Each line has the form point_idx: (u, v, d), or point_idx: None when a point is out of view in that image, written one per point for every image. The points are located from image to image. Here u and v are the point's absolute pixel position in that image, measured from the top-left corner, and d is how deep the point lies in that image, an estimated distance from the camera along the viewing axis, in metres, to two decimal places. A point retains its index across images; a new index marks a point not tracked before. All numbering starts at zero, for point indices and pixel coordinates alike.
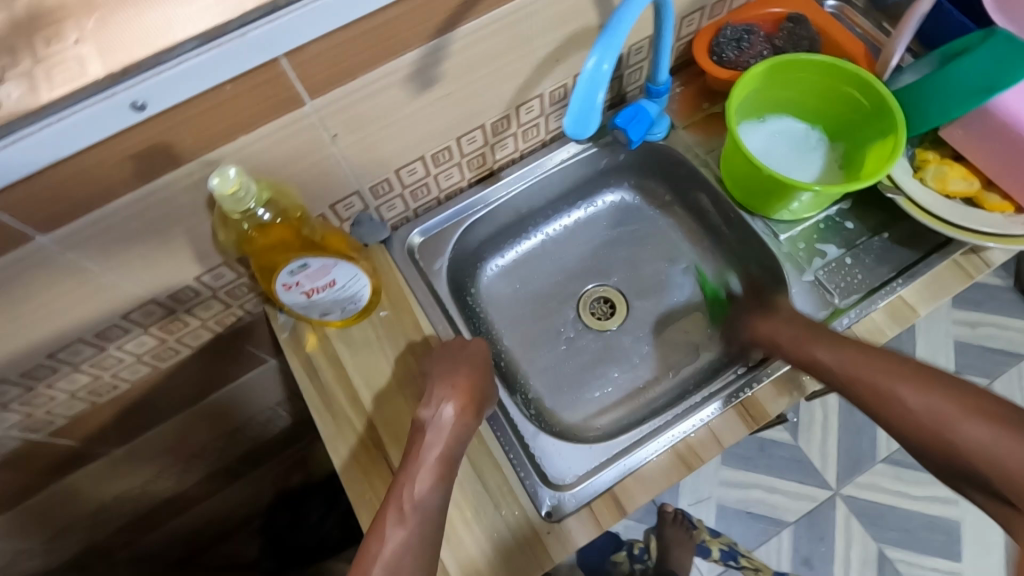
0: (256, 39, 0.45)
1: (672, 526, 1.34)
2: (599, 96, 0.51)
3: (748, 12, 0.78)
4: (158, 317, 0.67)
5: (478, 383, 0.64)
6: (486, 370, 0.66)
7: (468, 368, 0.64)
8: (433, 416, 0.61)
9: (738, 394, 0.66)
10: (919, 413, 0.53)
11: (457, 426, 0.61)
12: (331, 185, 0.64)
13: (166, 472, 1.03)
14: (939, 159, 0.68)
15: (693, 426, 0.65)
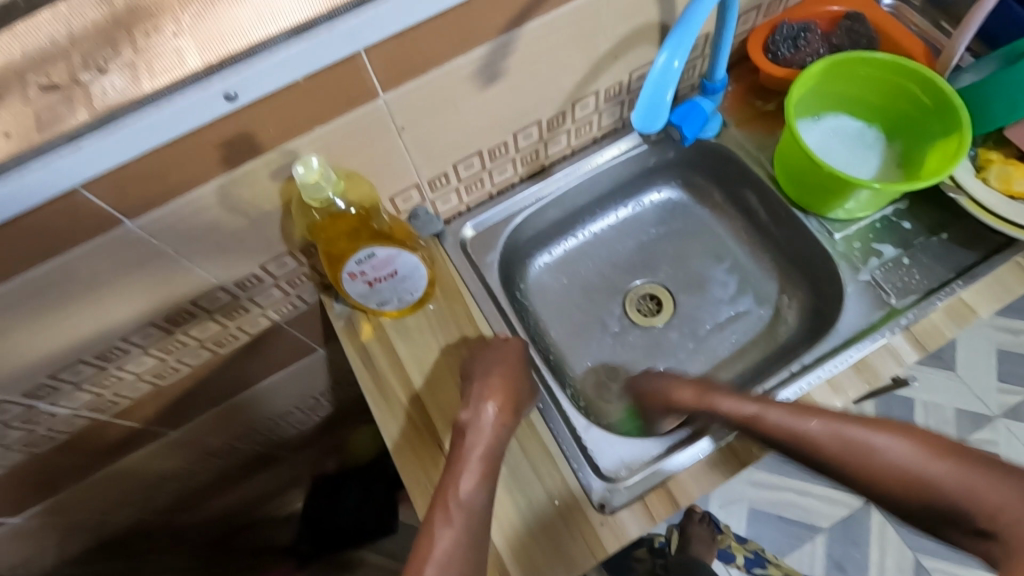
0: (341, 32, 0.46)
1: (698, 524, 1.33)
2: (667, 96, 0.54)
3: (805, 9, 0.78)
4: (222, 304, 0.69)
5: (513, 380, 0.64)
6: (519, 369, 0.66)
7: (509, 367, 0.65)
8: (473, 416, 0.62)
9: (795, 391, 0.65)
10: (895, 471, 0.55)
11: (496, 429, 0.61)
12: (392, 178, 0.66)
13: (212, 456, 1.06)
14: (1003, 159, 0.67)
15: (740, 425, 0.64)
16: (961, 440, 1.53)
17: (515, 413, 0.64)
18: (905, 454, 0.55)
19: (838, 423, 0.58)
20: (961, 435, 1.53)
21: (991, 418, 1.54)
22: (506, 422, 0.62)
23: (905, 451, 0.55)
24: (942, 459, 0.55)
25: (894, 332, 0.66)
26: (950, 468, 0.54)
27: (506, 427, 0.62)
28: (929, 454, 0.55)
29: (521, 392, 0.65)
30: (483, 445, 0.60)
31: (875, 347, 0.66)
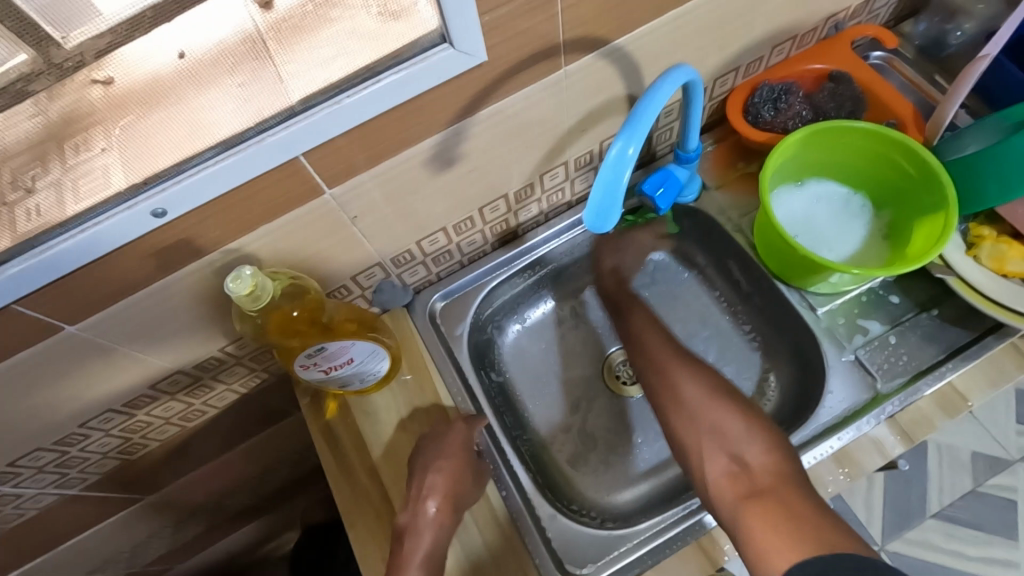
0: (273, 142, 0.45)
1: None
2: (621, 180, 0.49)
3: (785, 69, 0.75)
4: (184, 385, 0.68)
5: (461, 476, 0.63)
6: (470, 464, 0.64)
7: (455, 462, 0.63)
8: (412, 518, 0.61)
9: (821, 452, 0.62)
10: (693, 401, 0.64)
11: (437, 528, 0.60)
12: (353, 261, 0.64)
13: (196, 513, 1.05)
14: (996, 236, 0.63)
15: (822, 452, 0.62)
16: (978, 486, 1.45)
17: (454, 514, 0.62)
18: (709, 391, 0.64)
19: (681, 361, 0.68)
20: (977, 480, 1.46)
21: (1011, 462, 1.46)
22: (449, 520, 0.61)
23: (702, 388, 0.65)
24: (731, 408, 0.62)
25: (877, 422, 0.62)
26: (734, 417, 0.61)
27: (448, 528, 0.61)
28: (722, 399, 0.63)
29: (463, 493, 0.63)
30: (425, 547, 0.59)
31: (857, 437, 0.62)
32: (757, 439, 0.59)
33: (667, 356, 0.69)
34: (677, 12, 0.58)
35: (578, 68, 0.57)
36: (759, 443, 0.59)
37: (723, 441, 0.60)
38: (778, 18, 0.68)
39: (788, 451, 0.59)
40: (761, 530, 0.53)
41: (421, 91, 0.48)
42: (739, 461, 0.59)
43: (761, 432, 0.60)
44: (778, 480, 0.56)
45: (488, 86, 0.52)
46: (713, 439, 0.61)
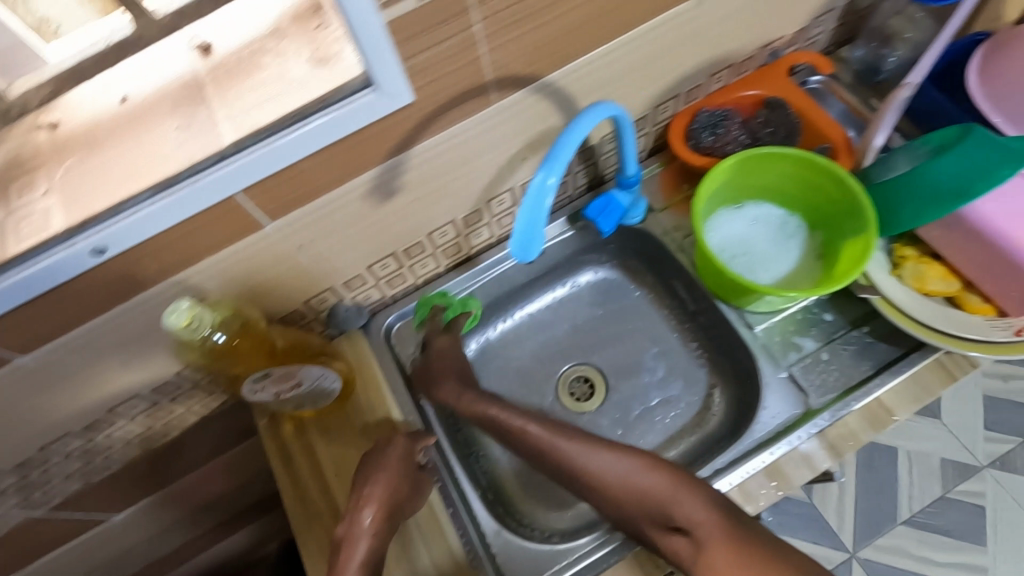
0: (206, 185, 0.47)
1: None
2: (542, 210, 0.52)
3: (725, 96, 0.77)
4: (142, 408, 0.70)
5: (397, 486, 0.63)
6: (409, 474, 0.65)
7: (394, 472, 0.63)
8: (349, 529, 0.62)
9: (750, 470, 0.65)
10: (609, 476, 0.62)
11: (374, 537, 0.61)
12: (303, 288, 0.67)
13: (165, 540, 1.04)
14: (917, 257, 0.66)
15: (746, 473, 0.65)
16: (948, 492, 1.46)
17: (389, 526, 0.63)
18: (626, 464, 0.62)
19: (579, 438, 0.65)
20: (947, 487, 1.47)
21: (979, 468, 1.47)
22: (385, 528, 0.62)
23: (613, 463, 0.62)
24: (651, 470, 0.61)
25: (807, 437, 0.65)
26: (659, 479, 0.60)
27: (385, 536, 0.62)
28: (646, 467, 0.61)
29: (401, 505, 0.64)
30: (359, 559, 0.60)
31: (787, 452, 0.65)
32: (695, 497, 0.58)
33: (563, 442, 0.65)
34: (606, 48, 0.61)
35: (511, 103, 0.60)
36: (698, 500, 0.58)
37: (657, 512, 0.59)
38: (711, 49, 0.71)
39: (729, 505, 0.58)
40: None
41: (349, 131, 0.50)
42: (683, 530, 0.58)
43: (698, 492, 0.59)
44: (725, 534, 0.56)
45: (421, 122, 0.55)
46: (647, 513, 0.60)
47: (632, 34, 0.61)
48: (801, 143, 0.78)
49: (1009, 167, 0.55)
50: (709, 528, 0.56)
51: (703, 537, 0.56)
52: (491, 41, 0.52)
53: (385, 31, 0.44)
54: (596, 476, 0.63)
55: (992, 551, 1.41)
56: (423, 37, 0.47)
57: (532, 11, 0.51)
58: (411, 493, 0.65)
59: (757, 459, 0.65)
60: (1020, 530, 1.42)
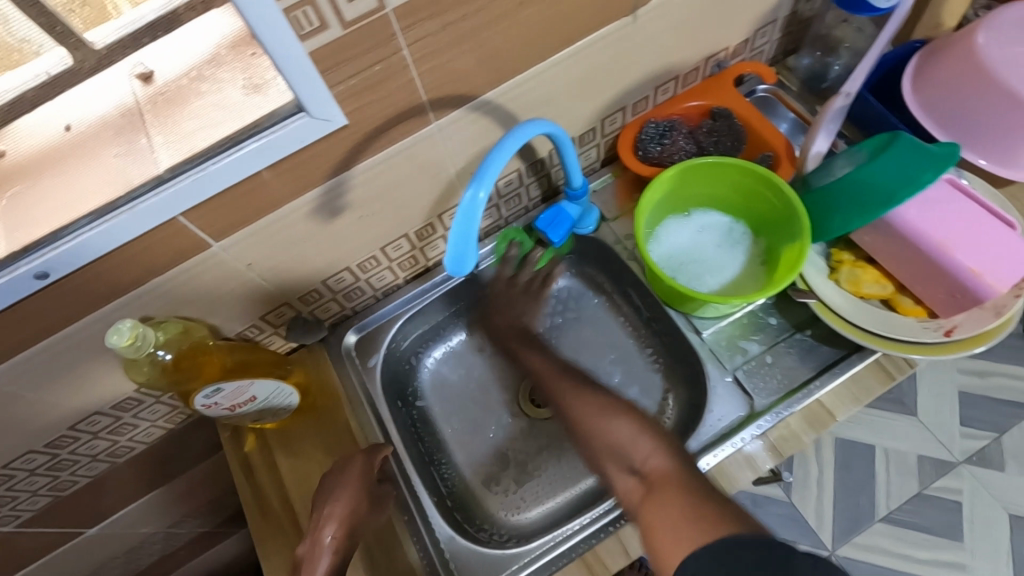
0: (145, 209, 0.49)
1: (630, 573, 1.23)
2: (472, 230, 0.54)
3: (671, 107, 0.80)
4: (104, 425, 0.71)
5: (359, 502, 0.66)
6: (368, 491, 0.67)
7: (353, 489, 0.66)
8: (311, 547, 0.64)
9: None
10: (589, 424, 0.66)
11: (335, 553, 0.63)
12: (257, 303, 0.68)
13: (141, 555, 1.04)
14: (853, 261, 0.68)
15: None
16: (925, 489, 1.40)
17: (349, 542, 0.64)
18: (603, 406, 0.66)
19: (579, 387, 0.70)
20: (924, 483, 1.41)
21: (956, 465, 1.41)
22: (346, 545, 0.64)
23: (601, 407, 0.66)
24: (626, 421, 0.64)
25: (751, 439, 0.67)
26: (625, 427, 0.63)
27: (346, 553, 0.64)
28: (622, 414, 0.64)
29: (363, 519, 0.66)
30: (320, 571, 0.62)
31: (730, 454, 0.67)
32: (656, 443, 0.60)
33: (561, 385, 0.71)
34: (542, 67, 0.63)
35: (450, 122, 0.62)
36: (653, 444, 0.60)
37: (622, 460, 0.61)
38: (653, 63, 0.73)
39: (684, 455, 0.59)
40: (661, 516, 0.53)
41: (286, 153, 0.52)
42: (639, 473, 0.59)
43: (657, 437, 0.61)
44: (678, 482, 0.56)
45: (360, 142, 0.57)
46: (612, 455, 0.63)
47: (568, 53, 0.63)
48: (746, 152, 0.80)
49: (931, 175, 0.58)
50: (658, 469, 0.58)
51: (655, 478, 0.57)
52: (421, 65, 0.54)
53: (309, 60, 0.47)
54: (588, 426, 0.66)
55: (969, 547, 1.35)
56: (350, 65, 0.49)
57: (458, 36, 0.53)
58: (368, 511, 0.67)
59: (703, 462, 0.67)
60: (997, 526, 1.36)
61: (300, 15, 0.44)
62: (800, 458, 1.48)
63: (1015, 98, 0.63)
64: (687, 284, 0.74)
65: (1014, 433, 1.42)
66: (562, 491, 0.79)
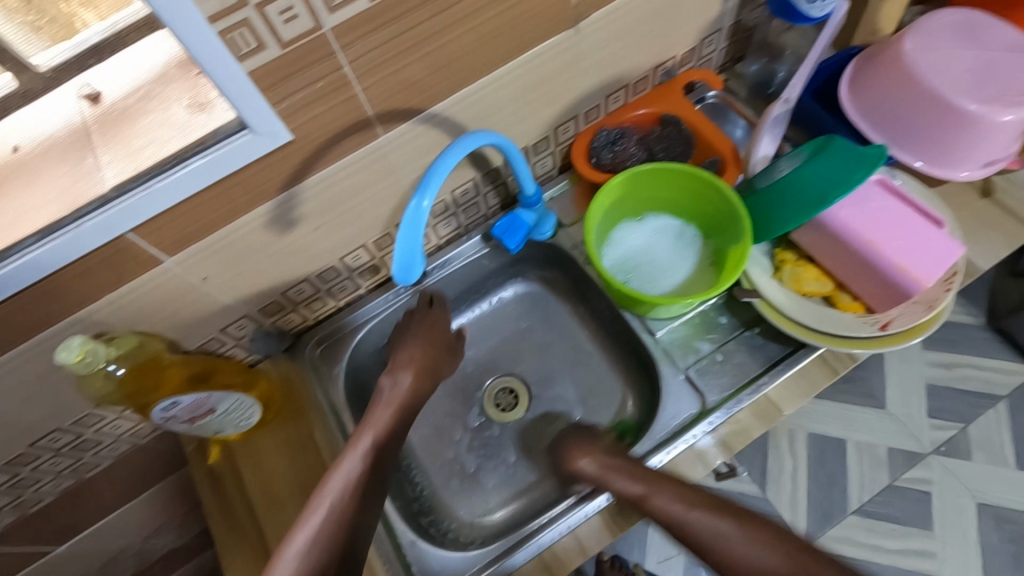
0: (92, 227, 0.50)
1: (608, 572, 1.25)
2: (418, 240, 0.56)
3: (621, 114, 0.82)
4: (67, 441, 0.72)
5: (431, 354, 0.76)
6: (441, 346, 0.77)
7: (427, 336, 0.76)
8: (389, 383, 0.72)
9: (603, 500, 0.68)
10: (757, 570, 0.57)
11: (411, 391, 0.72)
12: (214, 315, 0.69)
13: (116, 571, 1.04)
14: (796, 260, 0.70)
15: None
16: (895, 480, 1.39)
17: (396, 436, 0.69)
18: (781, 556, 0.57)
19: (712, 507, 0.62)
20: (895, 475, 1.39)
21: (925, 455, 1.40)
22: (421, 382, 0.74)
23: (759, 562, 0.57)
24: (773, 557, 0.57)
25: (703, 435, 0.69)
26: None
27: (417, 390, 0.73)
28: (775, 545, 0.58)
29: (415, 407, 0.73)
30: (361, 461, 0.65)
31: (683, 450, 0.69)
32: None
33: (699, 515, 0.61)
34: (488, 79, 0.65)
35: (398, 135, 0.63)
36: None
37: None
38: (601, 73, 0.75)
39: None
40: None
41: (232, 170, 0.53)
42: None
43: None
44: None
45: (309, 155, 0.59)
46: None
47: (512, 65, 0.65)
48: (696, 157, 0.83)
49: (860, 175, 0.61)
50: None
51: None
52: (364, 80, 0.55)
53: (248, 79, 0.48)
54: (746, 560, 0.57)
55: (939, 536, 1.34)
56: (290, 82, 0.51)
57: (400, 51, 0.55)
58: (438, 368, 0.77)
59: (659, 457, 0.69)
60: (967, 515, 1.35)
61: (237, 36, 0.45)
62: (775, 453, 1.45)
63: (941, 101, 0.66)
64: (641, 285, 0.76)
65: (979, 423, 1.41)
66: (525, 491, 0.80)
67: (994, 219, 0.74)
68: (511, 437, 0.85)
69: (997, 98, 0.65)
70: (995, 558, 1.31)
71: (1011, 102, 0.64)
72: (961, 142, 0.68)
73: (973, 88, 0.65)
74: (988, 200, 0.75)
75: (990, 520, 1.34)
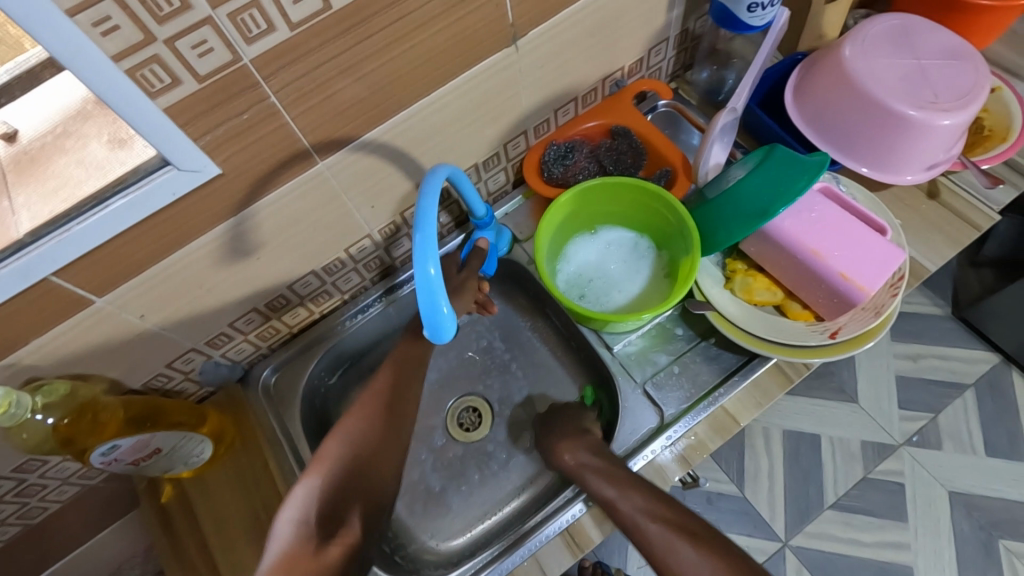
0: (8, 273, 0.48)
1: None
2: (441, 304, 0.51)
3: (571, 128, 0.81)
4: (9, 488, 0.69)
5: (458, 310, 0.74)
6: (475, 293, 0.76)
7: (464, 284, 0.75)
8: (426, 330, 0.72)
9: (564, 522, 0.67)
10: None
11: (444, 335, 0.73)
12: (156, 351, 0.67)
13: None
14: (746, 269, 0.70)
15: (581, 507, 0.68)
16: (869, 473, 1.40)
17: (388, 413, 0.66)
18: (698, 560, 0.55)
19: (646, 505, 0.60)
20: (868, 467, 1.41)
21: (896, 447, 1.42)
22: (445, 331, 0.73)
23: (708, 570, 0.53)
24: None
25: (663, 450, 0.69)
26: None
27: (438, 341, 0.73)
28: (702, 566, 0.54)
29: (408, 383, 0.69)
30: (347, 440, 0.62)
31: (643, 466, 0.68)
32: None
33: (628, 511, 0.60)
34: (427, 100, 0.63)
35: (337, 161, 0.62)
36: None
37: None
38: (547, 87, 0.74)
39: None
40: None
41: (158, 207, 0.52)
42: None
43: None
44: None
45: (242, 187, 0.57)
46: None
47: (452, 85, 0.64)
48: (648, 166, 0.82)
49: (803, 183, 0.61)
50: None
51: None
52: (293, 109, 0.54)
53: (162, 115, 0.46)
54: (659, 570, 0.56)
55: (912, 526, 1.36)
56: (212, 115, 0.49)
57: (327, 78, 0.54)
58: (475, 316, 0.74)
59: None
60: (937, 504, 1.37)
61: (147, 73, 0.44)
62: (750, 451, 1.46)
63: (880, 107, 0.66)
64: (596, 300, 0.76)
65: (948, 413, 1.43)
66: (488, 513, 0.79)
67: (940, 220, 0.75)
68: (475, 457, 0.83)
69: (935, 102, 0.65)
70: (966, 544, 1.33)
71: (948, 106, 0.65)
72: (902, 147, 0.69)
73: (910, 94, 0.65)
74: (934, 201, 0.76)
75: (960, 508, 1.36)
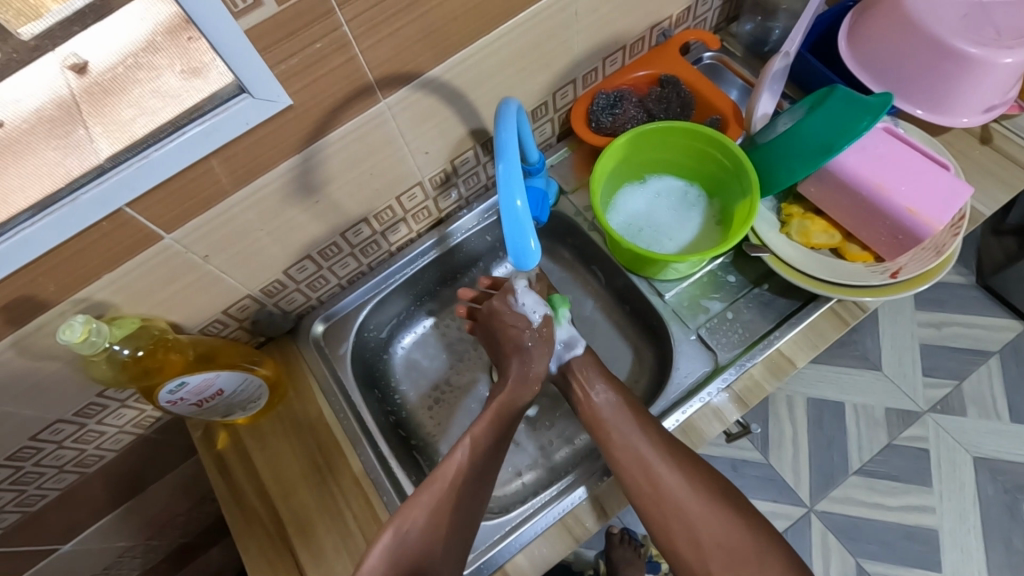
0: (88, 201, 0.49)
1: (619, 547, 1.22)
2: (528, 239, 0.53)
3: (618, 78, 0.81)
4: (69, 433, 0.68)
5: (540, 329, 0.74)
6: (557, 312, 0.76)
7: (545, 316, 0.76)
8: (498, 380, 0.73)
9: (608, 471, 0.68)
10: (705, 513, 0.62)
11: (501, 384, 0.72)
12: (214, 295, 0.67)
13: None
14: (802, 213, 0.71)
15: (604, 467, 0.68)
16: (893, 439, 1.36)
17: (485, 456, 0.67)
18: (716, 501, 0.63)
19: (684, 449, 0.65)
20: (892, 434, 1.36)
21: (921, 414, 1.37)
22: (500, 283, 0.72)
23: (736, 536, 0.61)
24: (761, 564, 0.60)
25: (717, 393, 0.69)
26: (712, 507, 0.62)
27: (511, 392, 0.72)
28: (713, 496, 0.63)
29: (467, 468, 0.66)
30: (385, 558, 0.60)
31: (698, 408, 0.69)
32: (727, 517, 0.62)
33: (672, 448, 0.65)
34: (489, 40, 0.63)
35: (397, 101, 0.62)
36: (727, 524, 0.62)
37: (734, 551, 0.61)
38: (600, 33, 0.73)
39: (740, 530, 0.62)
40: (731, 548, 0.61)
41: (230, 138, 0.52)
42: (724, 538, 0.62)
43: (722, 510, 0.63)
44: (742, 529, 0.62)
45: (306, 126, 0.57)
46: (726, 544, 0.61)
47: (511, 25, 0.63)
48: (696, 116, 0.82)
49: (867, 122, 0.60)
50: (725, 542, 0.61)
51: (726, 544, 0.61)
52: (363, 40, 0.53)
53: (244, 39, 0.46)
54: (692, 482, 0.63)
55: (938, 490, 1.31)
56: (287, 43, 0.49)
57: (396, 11, 0.53)
58: (592, 388, 0.70)
59: (681, 408, 0.69)
60: (962, 469, 1.32)
61: None
62: (774, 418, 1.42)
63: (940, 46, 0.65)
64: (648, 246, 0.75)
65: (973, 380, 1.39)
66: (538, 463, 0.80)
67: (993, 163, 0.74)
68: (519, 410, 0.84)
69: (997, 39, 0.64)
70: (992, 508, 1.29)
71: (1011, 43, 0.63)
72: (959, 87, 0.68)
73: (975, 31, 0.64)
74: (988, 146, 0.75)
75: (985, 473, 1.32)
